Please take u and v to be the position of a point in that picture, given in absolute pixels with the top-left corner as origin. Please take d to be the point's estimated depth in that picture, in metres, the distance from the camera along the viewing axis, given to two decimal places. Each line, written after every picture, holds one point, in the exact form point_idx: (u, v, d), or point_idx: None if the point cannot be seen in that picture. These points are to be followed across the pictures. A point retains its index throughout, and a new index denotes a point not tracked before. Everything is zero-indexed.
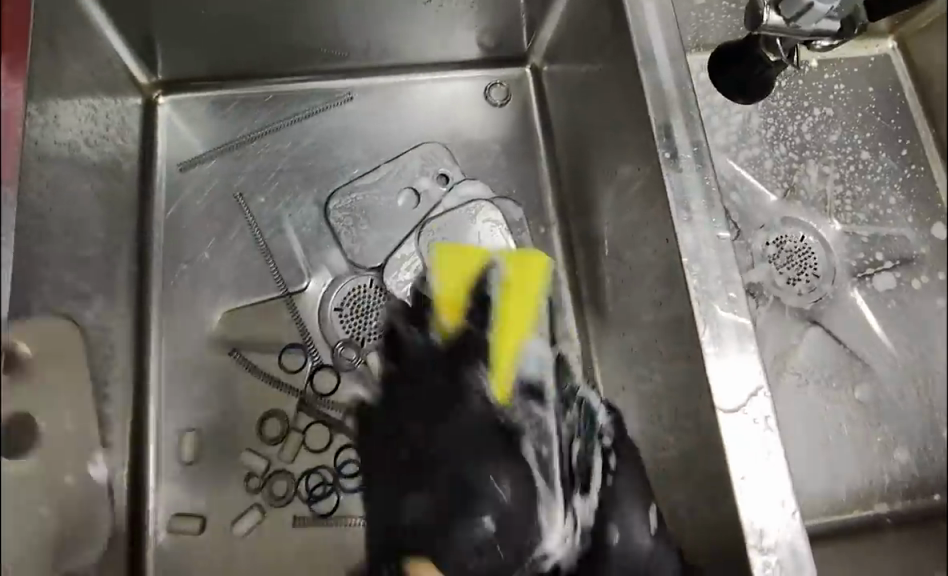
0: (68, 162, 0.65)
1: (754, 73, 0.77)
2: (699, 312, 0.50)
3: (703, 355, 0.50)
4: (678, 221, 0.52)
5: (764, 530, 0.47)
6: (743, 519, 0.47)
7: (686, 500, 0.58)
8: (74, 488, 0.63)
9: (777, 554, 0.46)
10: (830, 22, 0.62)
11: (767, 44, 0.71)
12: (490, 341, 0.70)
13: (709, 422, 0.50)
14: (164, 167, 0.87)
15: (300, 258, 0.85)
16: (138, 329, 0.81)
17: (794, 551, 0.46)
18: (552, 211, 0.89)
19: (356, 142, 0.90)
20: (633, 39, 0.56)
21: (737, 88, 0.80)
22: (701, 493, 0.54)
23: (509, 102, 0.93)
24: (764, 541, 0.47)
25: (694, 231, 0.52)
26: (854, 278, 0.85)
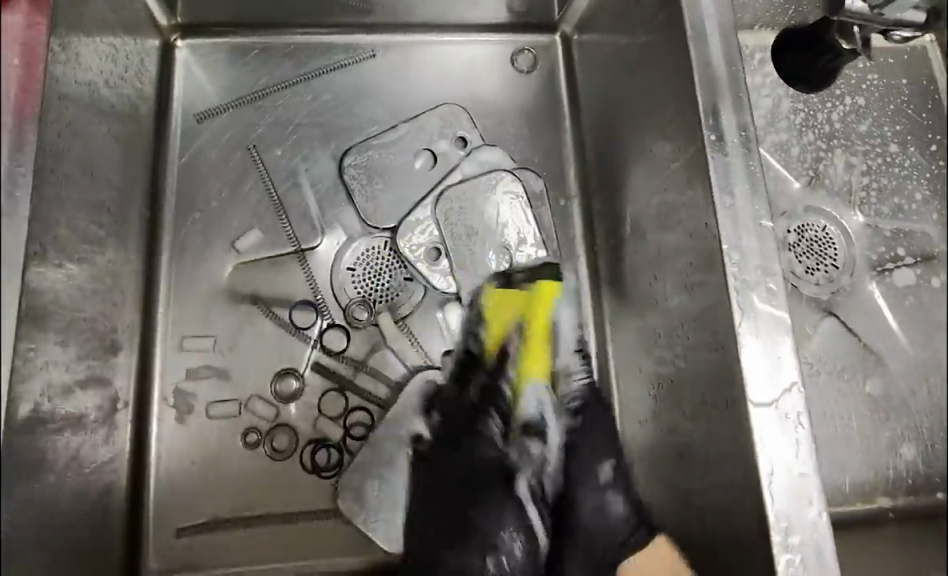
0: (87, 104, 0.63)
1: (820, 61, 0.74)
2: (736, 303, 0.49)
3: (740, 346, 0.49)
4: (720, 206, 0.51)
5: (790, 527, 0.46)
6: (769, 515, 0.47)
7: (705, 486, 0.57)
8: (79, 436, 0.62)
9: (801, 553, 0.46)
10: (915, 14, 0.58)
11: (841, 31, 0.69)
12: (513, 375, 0.75)
13: (738, 413, 0.50)
14: (180, 113, 0.85)
15: (314, 214, 0.83)
16: (147, 276, 0.79)
17: (818, 550, 0.46)
18: (573, 184, 0.87)
19: (377, 99, 0.87)
20: (683, 14, 0.55)
21: (799, 74, 0.79)
22: (722, 481, 0.53)
23: (536, 70, 0.90)
24: (789, 539, 0.46)
25: (734, 217, 0.50)
26: (874, 272, 0.84)
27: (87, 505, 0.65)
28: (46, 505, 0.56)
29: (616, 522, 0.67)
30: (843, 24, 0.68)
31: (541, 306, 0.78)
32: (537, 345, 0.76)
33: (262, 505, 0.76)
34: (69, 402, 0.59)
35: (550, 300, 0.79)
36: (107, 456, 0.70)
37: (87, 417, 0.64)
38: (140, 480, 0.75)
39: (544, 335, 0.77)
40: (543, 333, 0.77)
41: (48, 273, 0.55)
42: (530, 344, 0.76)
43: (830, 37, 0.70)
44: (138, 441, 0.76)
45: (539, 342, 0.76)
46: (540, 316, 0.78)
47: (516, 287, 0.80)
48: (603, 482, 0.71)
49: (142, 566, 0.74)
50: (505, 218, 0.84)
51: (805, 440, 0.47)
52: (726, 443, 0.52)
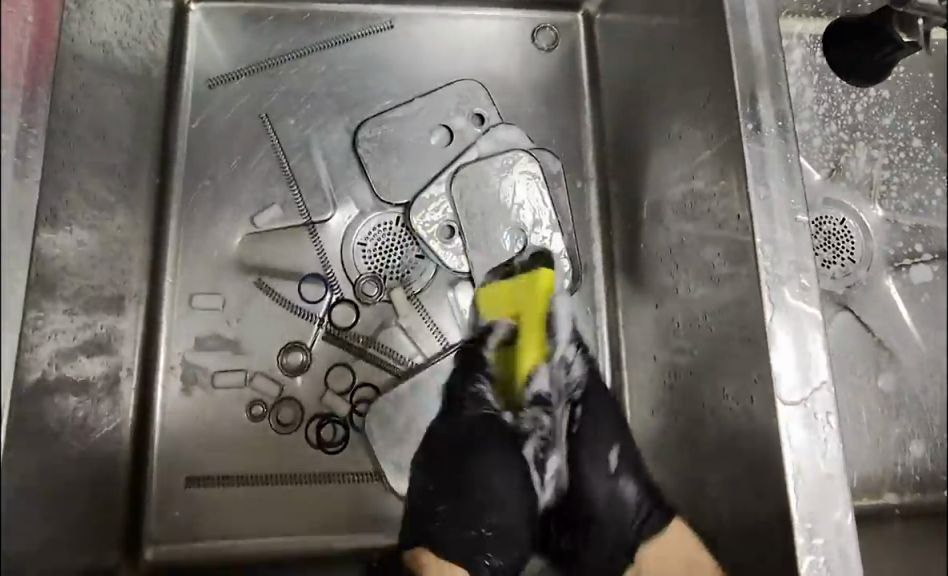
0: (101, 65, 0.61)
1: (874, 56, 0.73)
2: (767, 297, 0.49)
3: (769, 342, 0.48)
4: (755, 198, 0.50)
5: (813, 528, 0.46)
6: (793, 514, 0.46)
7: (725, 479, 0.56)
8: (85, 405, 0.61)
9: (825, 554, 0.45)
10: None
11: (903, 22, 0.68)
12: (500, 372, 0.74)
13: (765, 407, 0.48)
14: (192, 77, 0.83)
15: (326, 186, 0.82)
16: (154, 242, 0.78)
17: (841, 552, 0.46)
18: (591, 166, 0.86)
19: (394, 71, 0.85)
20: None
21: (856, 64, 0.76)
22: (743, 475, 0.52)
23: (557, 48, 0.88)
24: (812, 540, 0.46)
25: (766, 209, 0.49)
26: (891, 268, 0.83)
27: (91, 474, 0.64)
28: (52, 472, 0.55)
29: (631, 511, 0.65)
30: (905, 15, 0.67)
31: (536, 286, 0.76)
32: (531, 343, 0.74)
33: (266, 478, 0.75)
34: (76, 367, 0.58)
35: (542, 297, 0.76)
36: (112, 423, 0.69)
37: (92, 386, 0.63)
38: (143, 448, 0.75)
39: (538, 338, 0.74)
40: (535, 333, 0.74)
41: (60, 239, 0.53)
42: (528, 330, 0.74)
43: (890, 31, 0.69)
44: (141, 409, 0.75)
45: (531, 343, 0.74)
46: (534, 316, 0.74)
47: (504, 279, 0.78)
48: (610, 473, 0.67)
49: (143, 535, 0.73)
50: (521, 198, 0.82)
51: (832, 440, 0.47)
52: (751, 437, 0.51)
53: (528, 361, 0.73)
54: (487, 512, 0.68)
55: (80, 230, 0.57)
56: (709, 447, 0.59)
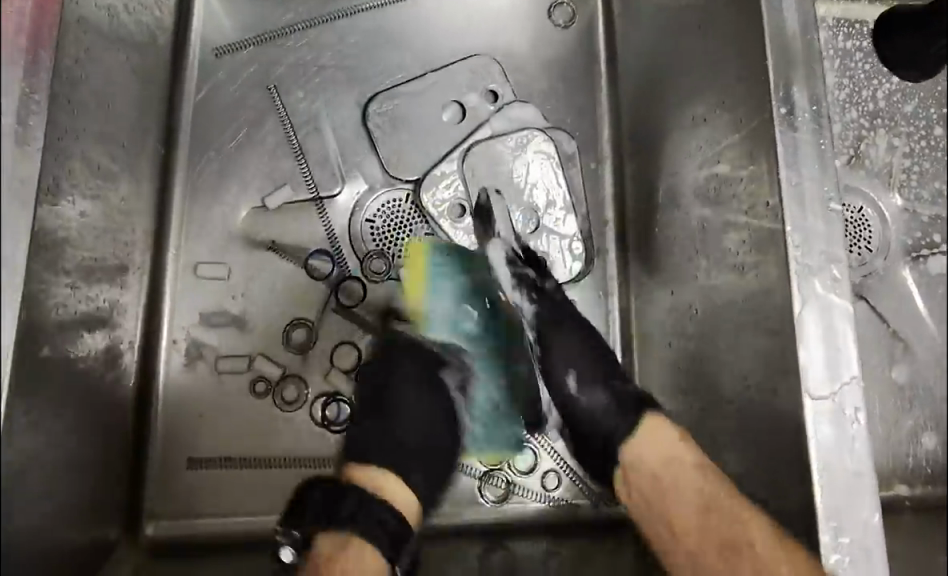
0: (106, 29, 0.59)
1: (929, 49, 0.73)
2: (797, 288, 0.47)
3: (799, 336, 0.47)
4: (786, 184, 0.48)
5: (839, 528, 0.46)
6: (818, 511, 0.46)
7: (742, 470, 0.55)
8: (86, 381, 0.59)
9: (851, 554, 0.45)
10: None
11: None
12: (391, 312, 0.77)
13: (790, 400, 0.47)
14: (199, 46, 0.81)
15: (335, 160, 0.80)
16: (158, 214, 0.76)
17: (867, 552, 0.45)
18: (606, 146, 0.84)
19: (406, 45, 0.83)
20: None
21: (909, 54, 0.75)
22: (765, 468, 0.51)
23: (574, 25, 0.86)
24: (837, 539, 0.46)
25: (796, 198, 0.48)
26: (908, 258, 0.81)
27: (92, 449, 0.63)
28: (51, 448, 0.53)
29: (599, 416, 0.61)
30: None
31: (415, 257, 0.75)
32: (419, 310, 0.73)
33: (269, 457, 0.74)
34: (77, 341, 0.57)
35: (416, 257, 0.75)
36: (113, 398, 0.67)
37: (95, 360, 0.61)
38: (144, 423, 0.73)
39: (422, 290, 0.73)
40: (419, 291, 0.73)
41: (62, 211, 0.52)
42: (412, 285, 0.73)
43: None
44: (143, 383, 0.74)
45: (416, 296, 0.73)
46: (411, 274, 0.74)
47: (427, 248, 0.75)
48: (573, 391, 0.64)
49: (142, 511, 0.72)
50: (534, 178, 0.80)
51: (862, 439, 0.46)
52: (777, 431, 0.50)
53: (420, 316, 0.73)
54: (423, 426, 0.66)
55: (83, 201, 0.55)
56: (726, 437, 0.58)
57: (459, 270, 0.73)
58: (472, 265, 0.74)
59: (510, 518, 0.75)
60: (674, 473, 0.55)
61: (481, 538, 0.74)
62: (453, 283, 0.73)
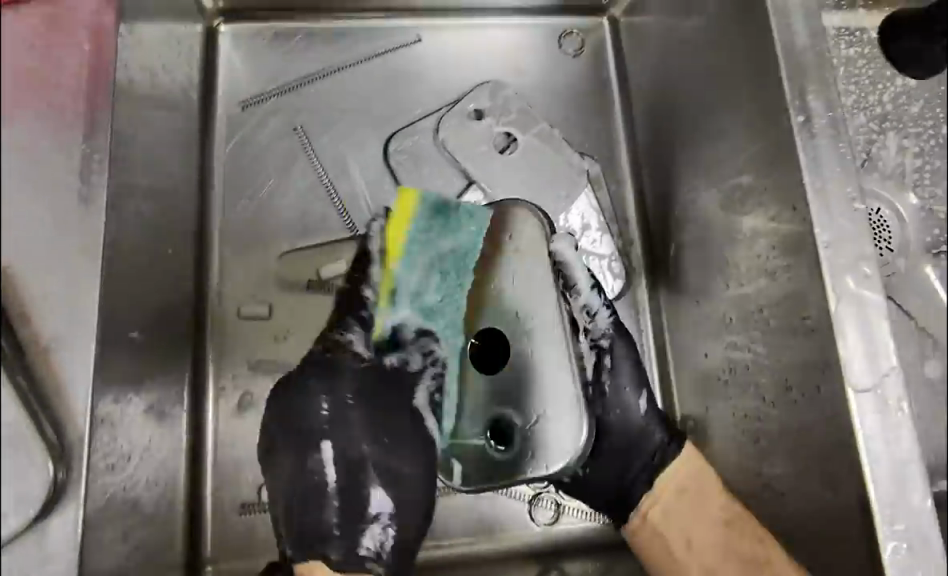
0: (150, 87, 0.61)
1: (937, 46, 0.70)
2: (829, 285, 0.48)
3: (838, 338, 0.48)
4: (814, 201, 0.50)
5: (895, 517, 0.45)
6: (873, 506, 0.46)
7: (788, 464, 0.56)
8: (151, 423, 0.61)
9: (906, 541, 0.45)
10: None
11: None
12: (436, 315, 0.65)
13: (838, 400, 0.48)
14: (225, 104, 0.84)
15: (364, 199, 0.83)
16: (198, 261, 0.79)
17: (924, 541, 0.45)
18: (624, 165, 0.86)
19: (424, 84, 0.87)
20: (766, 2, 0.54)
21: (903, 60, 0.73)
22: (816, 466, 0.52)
23: (583, 54, 0.89)
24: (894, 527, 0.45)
25: (830, 214, 0.49)
26: (928, 254, 0.81)
27: (159, 492, 0.65)
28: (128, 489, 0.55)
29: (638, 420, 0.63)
30: None
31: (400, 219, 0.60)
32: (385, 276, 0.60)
33: None
34: (142, 387, 0.58)
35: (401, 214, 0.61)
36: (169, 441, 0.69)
37: (156, 401, 0.63)
38: (199, 468, 0.74)
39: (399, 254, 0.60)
40: (392, 253, 0.60)
41: (125, 262, 0.54)
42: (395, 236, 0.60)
43: None
44: (194, 429, 0.75)
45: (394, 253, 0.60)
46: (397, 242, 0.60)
47: (409, 212, 0.61)
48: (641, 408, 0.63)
49: (202, 556, 0.73)
50: (569, 203, 0.82)
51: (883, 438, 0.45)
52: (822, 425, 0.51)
53: (385, 296, 0.59)
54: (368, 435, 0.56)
55: (139, 246, 0.57)
56: (756, 452, 0.60)
57: (443, 237, 0.60)
58: (463, 235, 0.60)
59: (561, 539, 0.76)
60: (694, 500, 0.59)
61: (534, 562, 0.75)
62: (426, 258, 0.60)
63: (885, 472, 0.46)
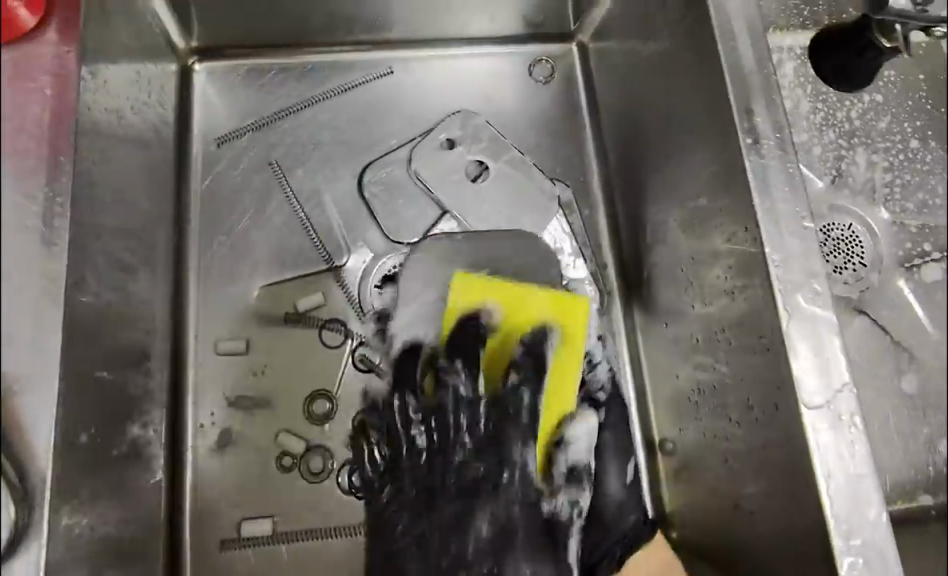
0: (115, 128, 0.62)
1: (860, 60, 0.71)
2: (780, 302, 0.51)
3: (789, 354, 0.50)
4: (764, 223, 0.53)
5: (852, 531, 0.47)
6: (829, 522, 0.47)
7: (757, 483, 0.56)
8: (121, 460, 0.62)
9: (863, 555, 0.46)
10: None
11: (882, 29, 0.68)
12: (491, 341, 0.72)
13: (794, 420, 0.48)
14: (201, 141, 0.85)
15: (339, 231, 0.83)
16: (175, 298, 0.80)
17: (880, 554, 0.47)
18: (597, 190, 0.87)
19: (397, 116, 0.88)
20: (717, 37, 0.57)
21: (834, 76, 0.75)
22: (781, 485, 0.52)
23: (553, 80, 0.90)
24: (851, 542, 0.47)
25: (779, 233, 0.52)
26: (903, 268, 0.77)
27: (134, 528, 0.65)
28: (95, 529, 0.55)
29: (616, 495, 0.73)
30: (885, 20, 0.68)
31: (569, 327, 0.71)
32: (567, 370, 0.71)
33: (298, 530, 0.74)
34: (109, 425, 0.59)
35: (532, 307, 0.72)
36: (143, 479, 0.69)
37: (125, 439, 0.63)
38: (178, 505, 0.74)
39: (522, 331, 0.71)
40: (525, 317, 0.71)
41: (84, 300, 0.54)
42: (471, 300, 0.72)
43: (870, 35, 0.69)
44: (173, 466, 0.75)
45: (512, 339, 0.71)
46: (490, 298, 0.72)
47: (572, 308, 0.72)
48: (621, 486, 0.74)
49: None
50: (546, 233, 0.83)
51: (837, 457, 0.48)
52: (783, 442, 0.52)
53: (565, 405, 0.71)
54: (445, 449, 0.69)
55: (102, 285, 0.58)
56: (726, 472, 0.61)
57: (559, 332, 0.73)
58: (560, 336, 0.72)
59: None
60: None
61: None
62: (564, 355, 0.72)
63: (839, 489, 0.47)
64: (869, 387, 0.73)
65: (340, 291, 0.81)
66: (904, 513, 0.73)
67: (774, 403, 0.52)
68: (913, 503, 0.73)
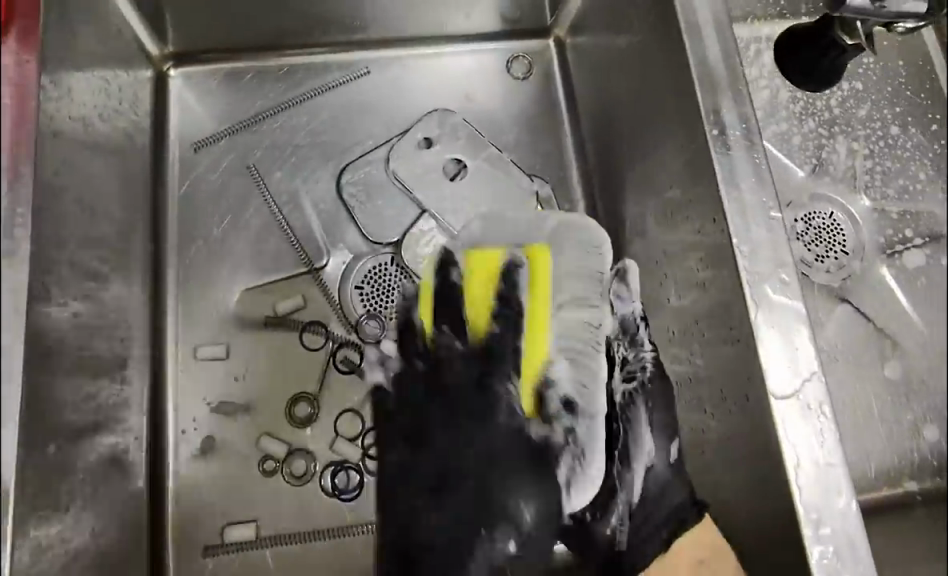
0: (80, 138, 0.62)
1: (825, 57, 0.69)
2: (747, 292, 0.51)
3: (757, 340, 0.50)
4: (731, 215, 0.53)
5: (821, 520, 0.47)
6: (798, 510, 0.48)
7: (739, 474, 0.55)
8: (95, 471, 0.62)
9: (834, 543, 0.47)
10: (916, 4, 0.57)
11: (843, 25, 0.64)
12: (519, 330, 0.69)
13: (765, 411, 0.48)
14: (177, 146, 0.85)
15: (318, 233, 0.83)
16: (154, 306, 0.79)
17: (851, 543, 0.47)
18: (576, 185, 0.86)
19: (375, 116, 0.87)
20: (683, 30, 0.56)
21: (807, 66, 0.72)
22: (759, 474, 0.52)
23: (531, 76, 0.90)
24: (821, 531, 0.47)
25: (747, 223, 0.52)
26: (884, 254, 0.76)
27: (110, 536, 0.65)
28: (66, 541, 0.55)
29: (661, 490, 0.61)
30: (846, 18, 0.64)
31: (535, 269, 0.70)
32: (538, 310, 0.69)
33: (282, 534, 0.73)
34: (79, 435, 0.58)
35: (536, 287, 0.69)
36: (120, 487, 0.68)
37: (99, 449, 0.63)
38: (160, 513, 0.74)
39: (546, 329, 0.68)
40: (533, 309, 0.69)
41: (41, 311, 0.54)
42: (473, 301, 0.70)
43: (833, 32, 0.66)
44: (154, 474, 0.75)
45: (541, 342, 0.68)
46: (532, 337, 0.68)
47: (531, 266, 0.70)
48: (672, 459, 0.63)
49: None
50: None
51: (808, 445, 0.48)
52: (758, 432, 0.51)
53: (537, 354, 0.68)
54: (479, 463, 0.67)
55: (64, 295, 0.58)
56: (705, 463, 0.61)
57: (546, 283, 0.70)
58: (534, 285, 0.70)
59: None
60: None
61: None
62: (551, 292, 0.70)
63: (809, 480, 0.48)
64: (852, 375, 0.73)
65: (319, 292, 0.80)
66: (888, 501, 0.72)
67: (747, 394, 0.53)
68: (898, 489, 0.73)
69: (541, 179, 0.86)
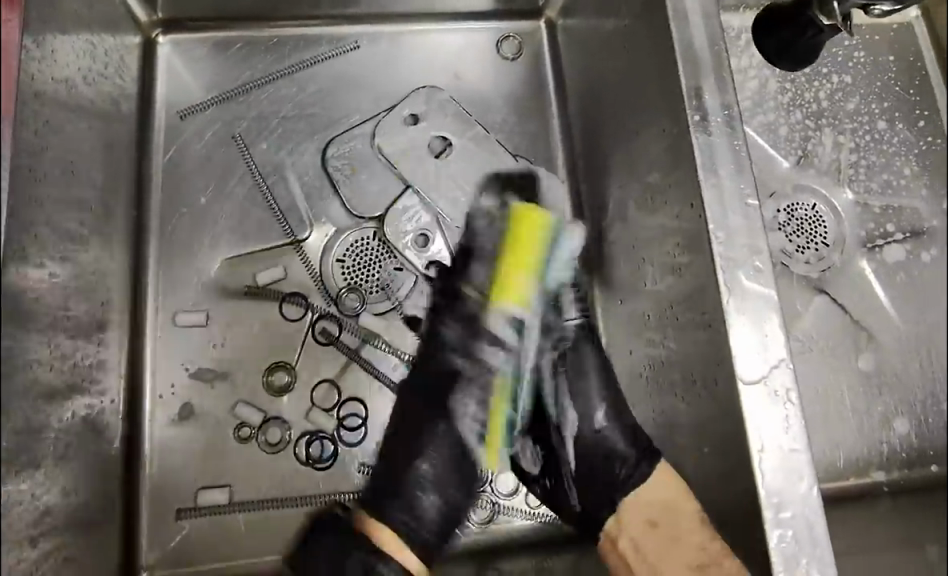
0: (63, 101, 0.62)
1: (803, 36, 0.70)
2: (720, 277, 0.51)
3: (726, 323, 0.51)
4: (709, 201, 0.53)
5: (782, 504, 0.48)
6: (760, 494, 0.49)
7: (711, 457, 0.56)
8: (69, 433, 0.62)
9: (793, 526, 0.48)
10: None
11: (822, 6, 0.65)
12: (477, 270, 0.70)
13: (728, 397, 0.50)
14: (164, 112, 0.84)
15: (301, 205, 0.82)
16: (135, 271, 0.79)
17: (810, 526, 0.48)
18: (562, 168, 0.87)
19: (363, 90, 0.87)
20: (671, 15, 0.56)
21: (784, 45, 0.73)
22: (726, 457, 0.53)
23: (521, 56, 0.90)
24: (782, 515, 0.48)
25: (724, 209, 0.53)
26: (865, 248, 0.76)
27: (83, 498, 0.66)
28: (37, 500, 0.55)
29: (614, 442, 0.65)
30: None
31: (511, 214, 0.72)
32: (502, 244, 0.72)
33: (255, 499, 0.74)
34: (53, 397, 0.59)
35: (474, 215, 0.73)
36: (94, 450, 0.69)
37: (73, 410, 0.63)
38: (134, 477, 0.74)
39: None
40: None
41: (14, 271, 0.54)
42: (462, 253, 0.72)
43: (810, 13, 0.67)
44: (130, 441, 0.75)
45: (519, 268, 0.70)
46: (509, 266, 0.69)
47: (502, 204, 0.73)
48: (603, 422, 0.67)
49: (136, 565, 0.73)
50: None
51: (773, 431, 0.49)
52: (726, 416, 0.52)
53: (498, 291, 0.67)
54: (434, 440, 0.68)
55: (40, 257, 0.57)
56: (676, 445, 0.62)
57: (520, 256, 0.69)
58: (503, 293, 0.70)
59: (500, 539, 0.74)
60: (666, 534, 0.59)
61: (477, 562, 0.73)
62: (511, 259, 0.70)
63: (772, 465, 0.49)
64: (826, 365, 0.74)
65: (300, 263, 0.80)
66: (857, 490, 0.73)
67: (716, 377, 0.53)
68: (866, 478, 0.73)
69: (526, 159, 0.86)
